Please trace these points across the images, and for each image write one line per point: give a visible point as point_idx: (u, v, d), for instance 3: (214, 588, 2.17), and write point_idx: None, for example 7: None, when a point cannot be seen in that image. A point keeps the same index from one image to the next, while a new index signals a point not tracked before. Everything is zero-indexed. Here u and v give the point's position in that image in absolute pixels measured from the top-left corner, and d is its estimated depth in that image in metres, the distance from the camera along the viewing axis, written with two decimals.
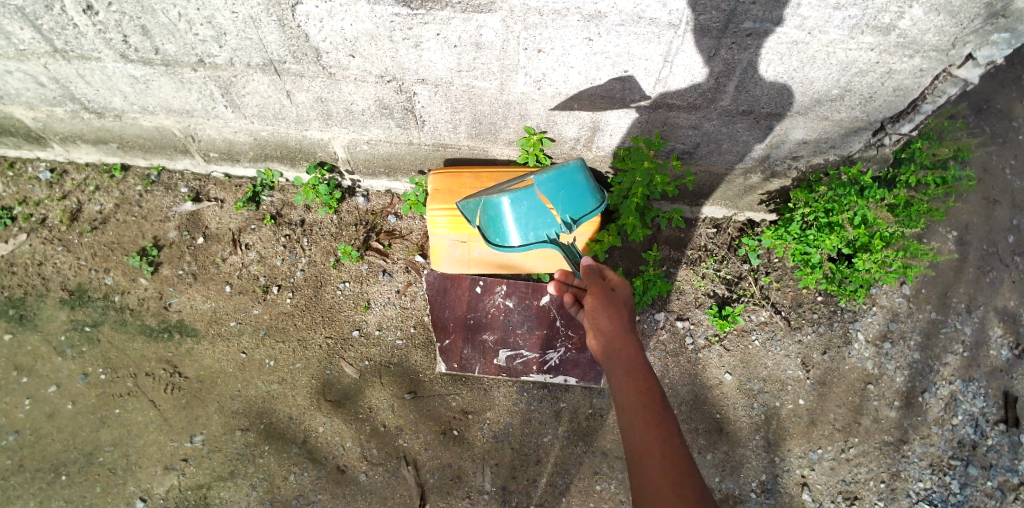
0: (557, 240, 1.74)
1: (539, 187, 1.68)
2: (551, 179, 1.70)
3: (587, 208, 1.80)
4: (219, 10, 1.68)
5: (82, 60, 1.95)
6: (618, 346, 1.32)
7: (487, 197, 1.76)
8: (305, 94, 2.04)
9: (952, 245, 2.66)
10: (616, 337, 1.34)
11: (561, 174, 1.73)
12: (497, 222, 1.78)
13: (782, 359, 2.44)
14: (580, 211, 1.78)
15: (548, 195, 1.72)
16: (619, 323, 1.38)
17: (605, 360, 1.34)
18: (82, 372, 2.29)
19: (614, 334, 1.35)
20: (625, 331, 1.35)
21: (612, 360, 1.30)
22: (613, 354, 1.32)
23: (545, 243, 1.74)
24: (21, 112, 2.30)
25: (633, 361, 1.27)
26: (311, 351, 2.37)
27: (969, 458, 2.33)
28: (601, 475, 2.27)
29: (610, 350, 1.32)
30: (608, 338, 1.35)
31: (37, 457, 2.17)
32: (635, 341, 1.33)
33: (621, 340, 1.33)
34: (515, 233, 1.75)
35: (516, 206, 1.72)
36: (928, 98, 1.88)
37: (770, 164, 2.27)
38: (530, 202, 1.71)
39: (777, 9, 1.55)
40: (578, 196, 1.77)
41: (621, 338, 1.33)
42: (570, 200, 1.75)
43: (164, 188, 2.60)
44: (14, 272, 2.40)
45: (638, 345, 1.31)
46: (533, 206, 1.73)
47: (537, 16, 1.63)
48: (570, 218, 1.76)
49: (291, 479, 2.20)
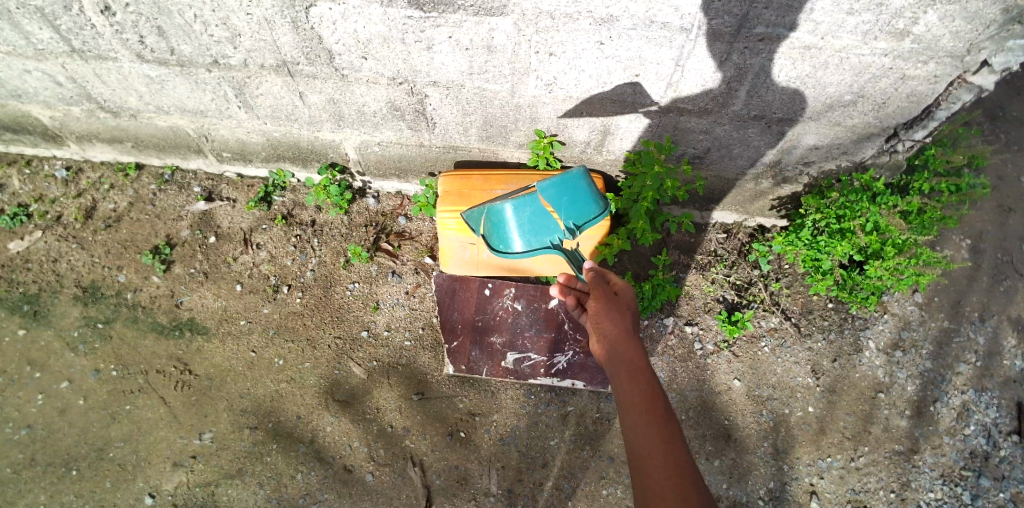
0: (561, 245, 1.73)
1: (541, 192, 1.70)
2: (553, 185, 1.73)
3: (590, 213, 1.79)
4: (234, 11, 1.70)
5: (99, 60, 1.98)
6: (620, 348, 1.33)
7: (490, 203, 1.80)
8: (318, 95, 2.06)
9: (966, 253, 2.63)
10: (619, 338, 1.35)
11: (564, 182, 1.75)
12: (501, 229, 1.80)
13: (792, 366, 2.42)
14: (585, 218, 1.77)
15: (551, 201, 1.74)
16: (623, 325, 1.39)
17: (608, 364, 1.34)
18: (94, 368, 2.32)
19: (615, 336, 1.36)
20: (626, 332, 1.36)
21: (614, 362, 1.31)
22: (614, 355, 1.33)
23: (548, 249, 1.73)
24: (38, 111, 2.34)
25: (635, 365, 1.28)
26: (320, 351, 2.39)
27: (980, 470, 2.30)
28: (606, 479, 2.26)
29: (613, 352, 1.33)
30: (610, 338, 1.37)
31: (49, 451, 2.20)
32: (638, 345, 1.33)
33: (623, 342, 1.34)
34: (518, 239, 1.77)
35: (520, 211, 1.75)
36: (943, 104, 1.86)
37: (781, 169, 2.25)
38: (533, 208, 1.74)
39: (790, 14, 1.55)
40: (581, 203, 1.77)
41: (623, 339, 1.34)
42: (575, 206, 1.76)
43: (177, 187, 2.63)
44: (29, 268, 2.43)
45: (640, 349, 1.32)
46: (536, 211, 1.74)
47: (548, 20, 1.64)
48: (575, 225, 1.75)
49: (298, 478, 2.21)
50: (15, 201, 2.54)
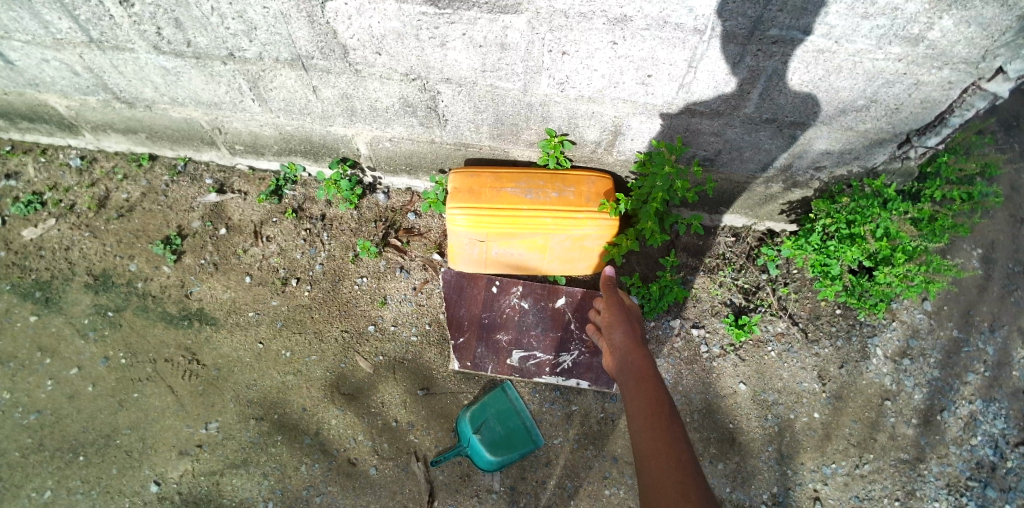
0: (466, 444, 2.22)
1: (487, 440, 2.22)
2: (497, 446, 2.22)
3: (481, 460, 2.21)
4: (251, 5, 1.71)
5: (116, 50, 2.00)
6: (632, 366, 1.45)
7: (506, 400, 2.32)
8: (331, 90, 2.07)
9: (976, 263, 2.62)
10: (634, 357, 1.48)
11: (531, 430, 2.28)
12: (484, 407, 2.29)
13: (798, 371, 2.41)
14: (494, 457, 2.20)
15: (490, 441, 2.23)
16: (639, 349, 1.52)
17: (621, 379, 1.46)
18: (104, 355, 2.34)
19: (632, 356, 1.50)
20: (641, 354, 1.50)
21: (627, 380, 1.42)
22: (627, 372, 1.45)
23: (466, 438, 2.23)
24: (55, 100, 2.36)
25: (645, 377, 1.37)
26: (327, 344, 2.40)
27: (986, 480, 2.29)
28: (610, 479, 2.26)
29: (626, 370, 1.46)
30: (626, 359, 1.50)
31: (57, 436, 2.22)
32: (650, 362, 1.44)
33: (636, 361, 1.46)
34: (478, 410, 2.28)
35: (491, 419, 2.27)
36: (956, 111, 1.85)
37: (792, 174, 2.25)
38: (490, 430, 2.24)
39: (804, 17, 1.54)
40: (512, 452, 2.22)
41: (637, 358, 1.47)
42: (510, 440, 2.25)
43: (189, 179, 2.64)
44: (42, 256, 2.46)
45: (652, 366, 1.43)
46: (488, 429, 2.25)
47: (563, 18, 1.64)
48: (488, 446, 2.22)
49: (302, 470, 2.23)
50: (30, 189, 2.57)
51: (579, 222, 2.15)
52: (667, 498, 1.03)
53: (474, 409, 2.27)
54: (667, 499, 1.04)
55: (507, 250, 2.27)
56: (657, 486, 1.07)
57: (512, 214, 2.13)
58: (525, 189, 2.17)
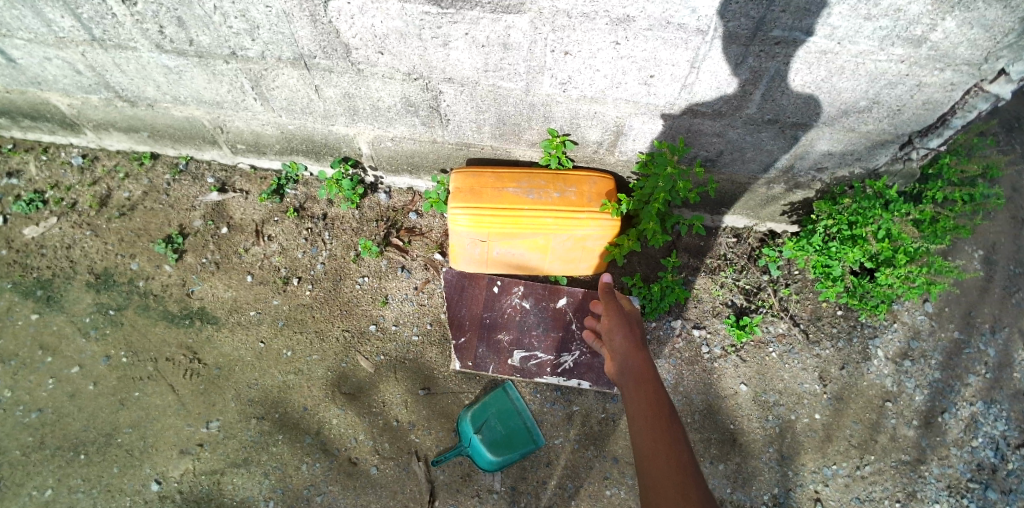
0: (467, 444, 2.24)
1: (487, 440, 2.23)
2: (498, 446, 2.23)
3: (482, 460, 2.22)
4: (253, 4, 1.71)
5: (118, 49, 2.00)
6: (631, 367, 1.46)
7: (506, 400, 2.33)
8: (333, 89, 2.07)
9: (978, 264, 2.62)
10: (634, 359, 1.48)
11: (531, 430, 2.29)
12: (484, 408, 2.30)
13: (799, 372, 2.41)
14: (494, 457, 2.21)
15: (490, 441, 2.23)
16: (639, 351, 1.53)
17: (621, 380, 1.47)
18: (105, 354, 2.34)
19: (632, 358, 1.50)
20: (640, 355, 1.50)
21: (627, 381, 1.43)
22: (627, 374, 1.46)
23: (467, 438, 2.24)
24: (57, 98, 2.36)
25: (645, 379, 1.38)
26: (328, 343, 2.40)
27: (987, 482, 2.29)
28: (610, 480, 2.26)
29: (627, 372, 1.46)
30: (626, 361, 1.51)
31: (58, 434, 2.22)
32: (650, 364, 1.45)
33: (636, 363, 1.47)
34: (478, 410, 2.29)
35: (491, 418, 2.28)
36: (958, 113, 1.84)
37: (794, 175, 2.25)
38: (490, 430, 2.25)
39: (807, 18, 1.54)
40: (512, 452, 2.23)
41: (637, 360, 1.48)
42: (510, 440, 2.25)
43: (191, 178, 2.65)
44: (44, 254, 2.46)
45: (652, 368, 1.43)
46: (489, 429, 2.25)
47: (565, 18, 1.64)
48: (488, 446, 2.22)
49: (303, 469, 2.23)
50: (32, 187, 2.57)
51: (580, 222, 2.15)
52: (668, 499, 1.04)
53: (474, 410, 2.28)
54: (667, 499, 1.04)
55: (507, 250, 2.27)
56: (657, 486, 1.07)
57: (514, 214, 2.13)
58: (527, 189, 2.17)
